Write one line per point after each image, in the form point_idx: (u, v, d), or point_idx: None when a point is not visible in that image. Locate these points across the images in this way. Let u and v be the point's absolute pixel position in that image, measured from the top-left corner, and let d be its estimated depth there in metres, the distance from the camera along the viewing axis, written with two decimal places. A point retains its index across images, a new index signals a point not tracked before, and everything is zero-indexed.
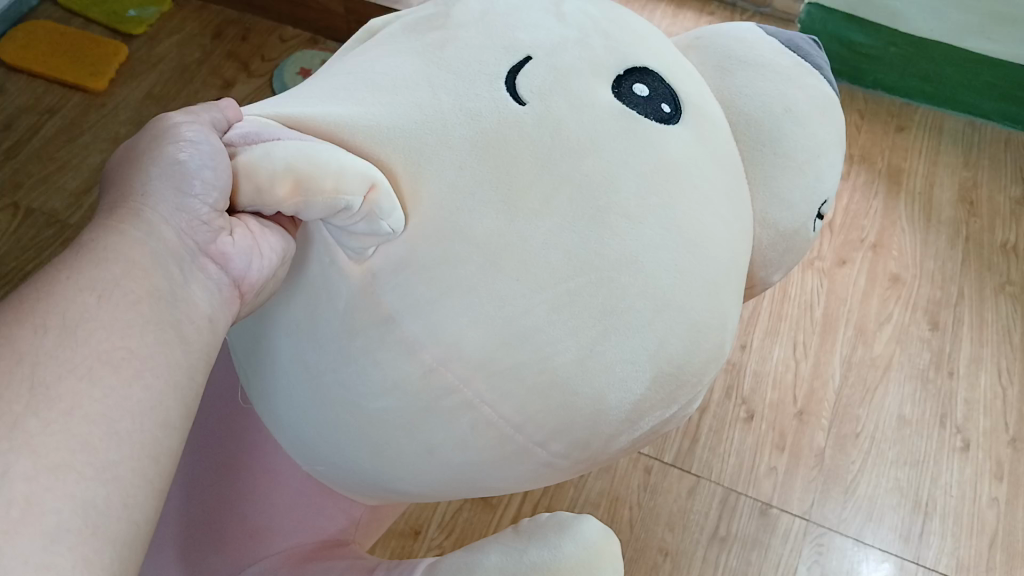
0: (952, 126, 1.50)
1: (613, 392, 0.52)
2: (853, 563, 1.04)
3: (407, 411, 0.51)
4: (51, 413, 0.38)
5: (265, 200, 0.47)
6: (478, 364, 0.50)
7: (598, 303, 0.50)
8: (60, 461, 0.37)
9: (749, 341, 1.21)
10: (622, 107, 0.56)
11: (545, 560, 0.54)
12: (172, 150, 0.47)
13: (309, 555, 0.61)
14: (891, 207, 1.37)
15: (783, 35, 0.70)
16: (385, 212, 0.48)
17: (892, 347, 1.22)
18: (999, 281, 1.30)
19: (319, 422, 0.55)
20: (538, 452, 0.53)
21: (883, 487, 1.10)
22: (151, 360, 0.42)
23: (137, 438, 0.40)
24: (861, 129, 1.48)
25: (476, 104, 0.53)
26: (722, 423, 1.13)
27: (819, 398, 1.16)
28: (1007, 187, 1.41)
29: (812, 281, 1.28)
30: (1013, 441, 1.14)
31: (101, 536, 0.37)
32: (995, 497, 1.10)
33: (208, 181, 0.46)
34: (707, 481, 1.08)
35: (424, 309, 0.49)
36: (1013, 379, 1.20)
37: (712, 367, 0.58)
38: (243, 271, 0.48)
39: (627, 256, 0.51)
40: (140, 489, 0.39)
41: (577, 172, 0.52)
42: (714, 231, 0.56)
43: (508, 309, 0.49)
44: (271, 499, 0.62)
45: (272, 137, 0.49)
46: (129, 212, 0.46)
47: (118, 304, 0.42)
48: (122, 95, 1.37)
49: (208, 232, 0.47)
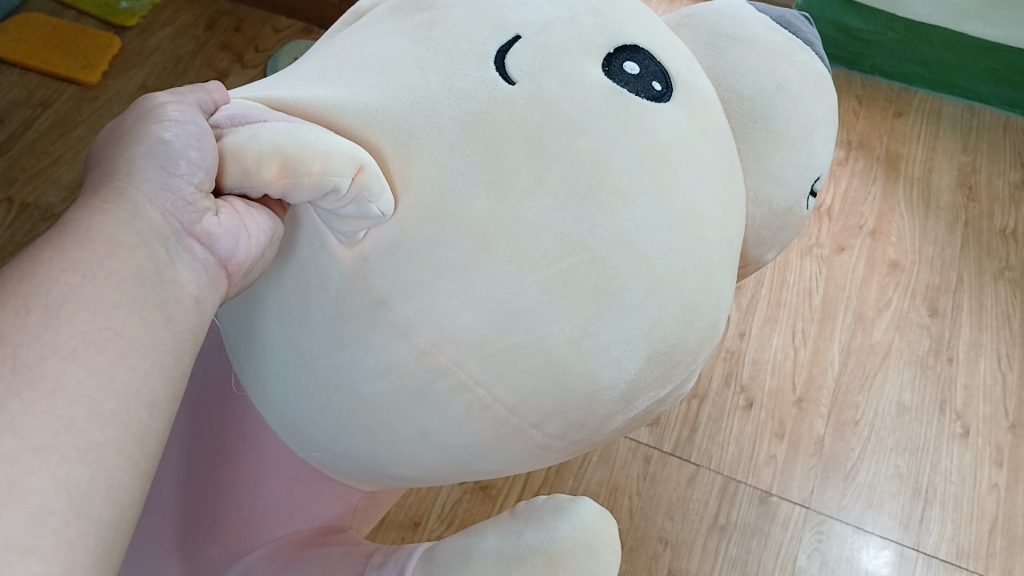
0: (950, 111, 1.49)
1: (607, 372, 0.51)
2: (852, 550, 1.04)
3: (401, 395, 0.51)
4: (34, 394, 0.37)
5: (252, 182, 0.46)
6: (470, 347, 0.49)
7: (592, 284, 0.50)
8: (44, 443, 0.36)
9: (748, 329, 1.20)
10: (613, 85, 0.55)
11: (543, 542, 0.53)
12: (158, 129, 0.47)
13: (306, 542, 0.61)
14: (889, 192, 1.37)
15: (773, 11, 0.69)
16: (374, 195, 0.47)
17: (891, 334, 1.21)
18: (998, 266, 1.29)
19: (312, 407, 0.54)
20: (533, 433, 0.53)
21: (883, 474, 1.09)
22: (136, 341, 0.41)
23: (123, 419, 0.39)
24: (859, 115, 1.47)
25: (464, 84, 0.52)
26: (722, 412, 1.13)
27: (819, 384, 1.16)
28: (1006, 172, 1.41)
29: (810, 268, 1.27)
30: (1013, 427, 1.14)
31: (85, 519, 0.36)
32: (995, 484, 1.09)
33: (193, 162, 0.46)
34: (706, 470, 1.08)
35: (416, 291, 0.49)
36: (1012, 365, 1.19)
37: (705, 347, 0.57)
38: (230, 252, 0.48)
39: (619, 235, 0.50)
40: (126, 471, 0.39)
41: (568, 151, 0.51)
42: (706, 210, 0.55)
43: (500, 290, 0.49)
44: (267, 488, 0.62)
45: (258, 118, 0.48)
46: (114, 191, 0.45)
47: (102, 285, 0.41)
48: (116, 88, 1.36)
49: (193, 212, 0.46)
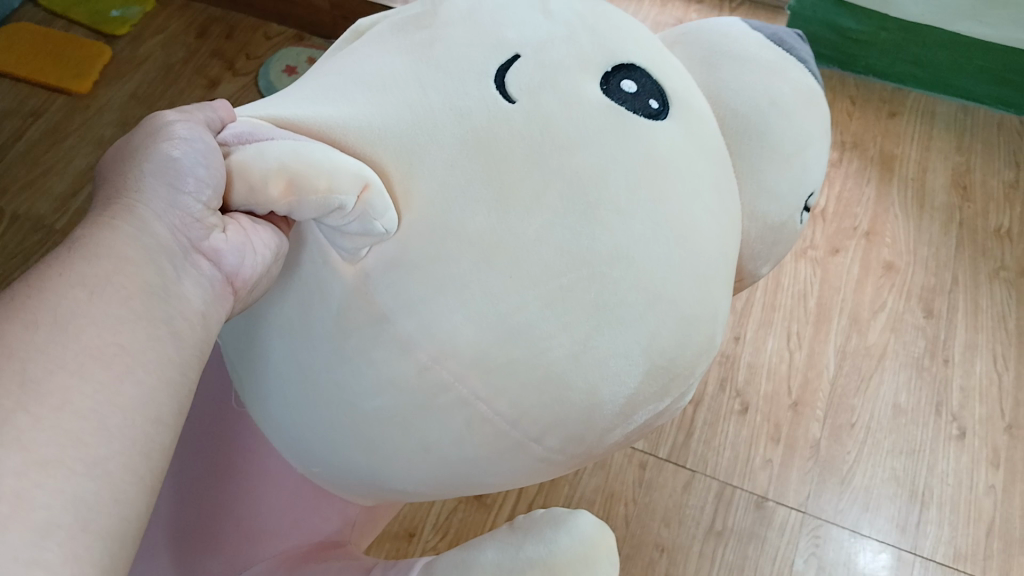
0: (943, 111, 1.49)
1: (607, 385, 0.51)
2: (849, 554, 1.03)
3: (400, 410, 0.50)
4: (41, 408, 0.37)
5: (258, 199, 0.46)
6: (471, 362, 0.49)
7: (592, 299, 0.49)
8: (51, 457, 0.36)
9: (743, 333, 1.20)
10: (611, 102, 0.55)
11: (541, 555, 0.53)
12: (166, 146, 0.47)
13: (304, 556, 0.61)
14: (884, 193, 1.36)
15: (767, 28, 0.69)
16: (378, 212, 0.47)
17: (887, 335, 1.21)
18: (993, 266, 1.29)
19: (313, 422, 0.54)
20: (534, 448, 0.52)
21: (879, 477, 1.09)
22: (143, 356, 0.41)
23: (130, 433, 0.39)
24: (853, 116, 1.47)
25: (465, 102, 0.52)
26: (717, 417, 1.12)
27: (814, 387, 1.15)
28: (1000, 171, 1.40)
29: (805, 270, 1.27)
30: (1009, 427, 1.14)
31: (91, 532, 0.36)
32: (991, 485, 1.09)
33: (200, 179, 0.46)
34: (702, 475, 1.08)
35: (417, 307, 0.48)
36: (1008, 365, 1.19)
37: (703, 361, 0.57)
38: (236, 268, 0.47)
39: (618, 251, 0.50)
40: (131, 485, 0.39)
41: (567, 168, 0.51)
42: (703, 224, 0.55)
43: (501, 305, 0.48)
44: (266, 502, 0.61)
45: (265, 136, 0.48)
46: (122, 207, 0.45)
47: (110, 300, 0.41)
48: (107, 97, 1.36)
49: (201, 229, 0.46)
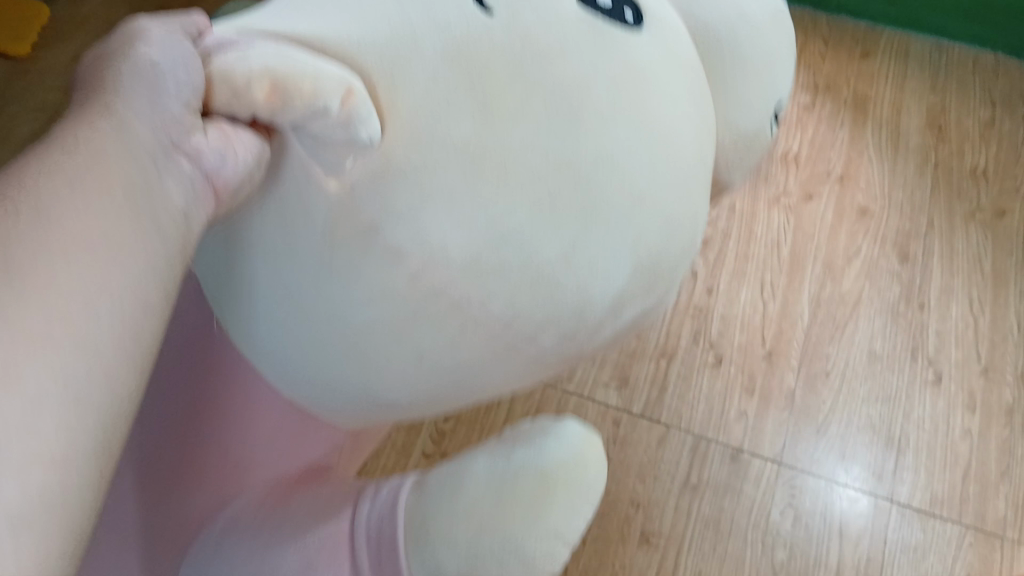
0: (918, 49, 1.45)
1: (599, 286, 0.45)
2: (826, 503, 1.03)
3: (390, 319, 0.43)
4: (14, 311, 0.29)
5: (243, 104, 0.37)
6: (464, 267, 0.42)
7: (580, 202, 0.42)
8: (19, 363, 0.28)
9: (716, 284, 1.17)
10: (589, 9, 0.46)
11: (521, 462, 0.45)
12: (136, 47, 0.36)
13: (294, 484, 0.53)
14: (857, 137, 1.33)
15: None
16: (363, 120, 0.38)
17: (861, 283, 1.19)
18: (969, 208, 1.27)
19: (291, 346, 0.45)
20: (530, 347, 0.46)
21: (855, 425, 1.08)
22: (124, 262, 0.32)
23: (109, 347, 0.31)
24: (825, 58, 1.43)
25: (439, 11, 0.43)
26: (691, 370, 1.10)
27: (788, 337, 1.14)
28: (976, 110, 1.37)
29: (778, 218, 1.24)
30: (985, 370, 1.13)
31: (65, 462, 0.29)
32: (968, 429, 1.08)
33: (182, 78, 0.35)
34: (676, 430, 1.06)
35: (405, 215, 0.41)
36: (984, 308, 1.18)
37: (684, 262, 0.51)
38: (221, 176, 0.37)
39: (604, 154, 0.43)
40: (113, 415, 0.31)
41: (549, 74, 0.43)
42: (684, 130, 0.47)
43: (492, 209, 0.41)
44: (251, 430, 0.51)
45: (244, 43, 0.39)
46: (94, 103, 0.34)
47: (87, 196, 0.32)
48: (48, 61, 1.30)
49: (181, 128, 0.35)
